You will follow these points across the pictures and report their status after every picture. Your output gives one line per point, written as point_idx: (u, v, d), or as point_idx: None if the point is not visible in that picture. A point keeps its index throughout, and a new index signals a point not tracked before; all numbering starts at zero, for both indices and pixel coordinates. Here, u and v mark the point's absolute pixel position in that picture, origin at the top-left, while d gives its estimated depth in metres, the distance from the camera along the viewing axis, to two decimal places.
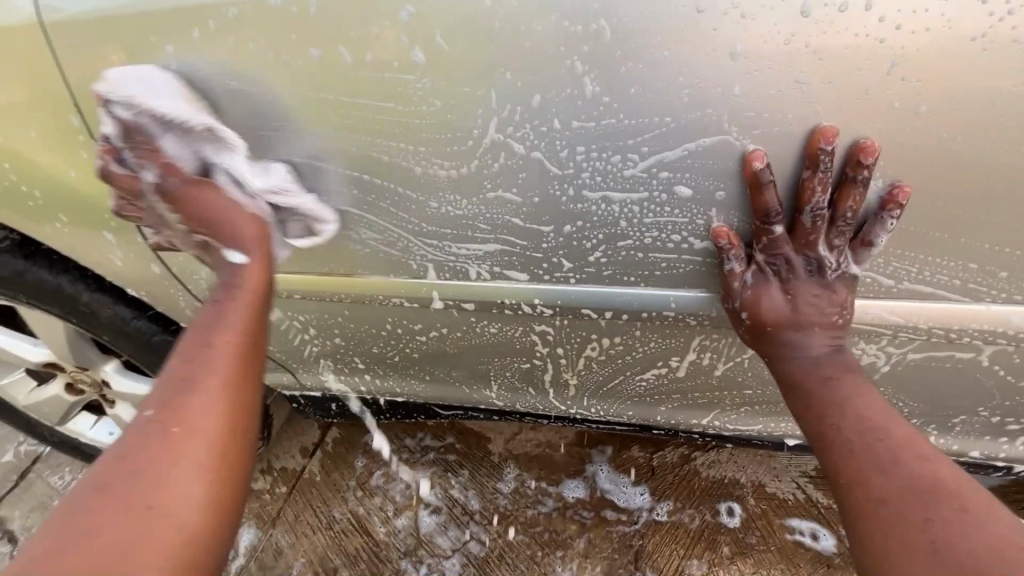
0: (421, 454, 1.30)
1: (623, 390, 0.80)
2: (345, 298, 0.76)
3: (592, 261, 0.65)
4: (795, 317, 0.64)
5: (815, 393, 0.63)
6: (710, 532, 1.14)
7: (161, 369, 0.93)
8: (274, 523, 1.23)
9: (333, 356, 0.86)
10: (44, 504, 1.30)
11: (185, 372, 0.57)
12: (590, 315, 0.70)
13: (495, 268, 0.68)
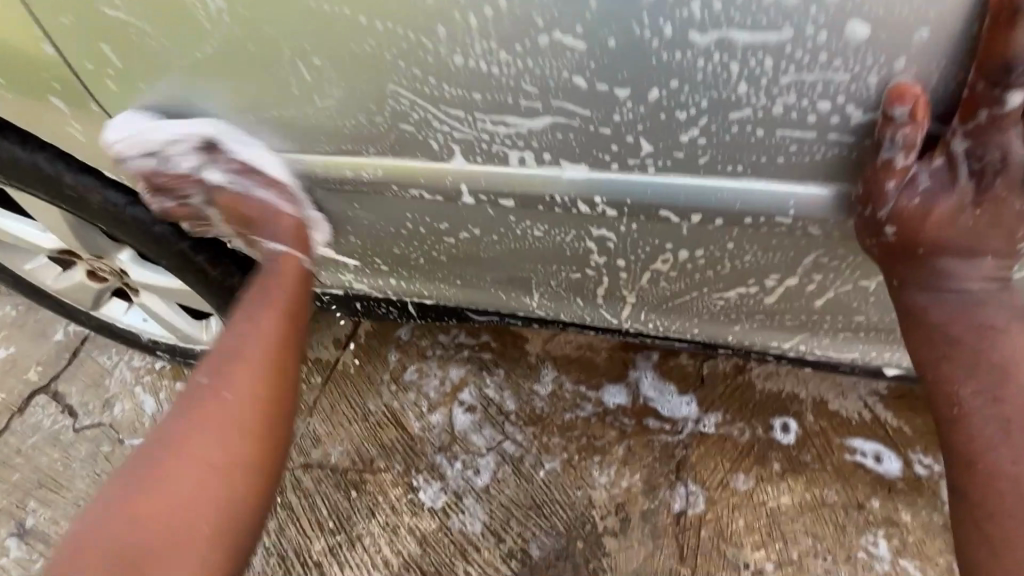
0: (455, 352, 1.24)
1: (694, 307, 0.69)
2: (358, 188, 0.63)
3: (683, 143, 0.50)
4: (963, 243, 0.53)
5: (965, 341, 0.56)
6: (761, 448, 1.06)
7: (170, 262, 0.85)
8: (311, 412, 1.22)
9: (354, 254, 0.76)
10: (97, 382, 1.34)
11: (224, 366, 0.68)
12: (669, 218, 0.56)
13: (544, 152, 0.53)
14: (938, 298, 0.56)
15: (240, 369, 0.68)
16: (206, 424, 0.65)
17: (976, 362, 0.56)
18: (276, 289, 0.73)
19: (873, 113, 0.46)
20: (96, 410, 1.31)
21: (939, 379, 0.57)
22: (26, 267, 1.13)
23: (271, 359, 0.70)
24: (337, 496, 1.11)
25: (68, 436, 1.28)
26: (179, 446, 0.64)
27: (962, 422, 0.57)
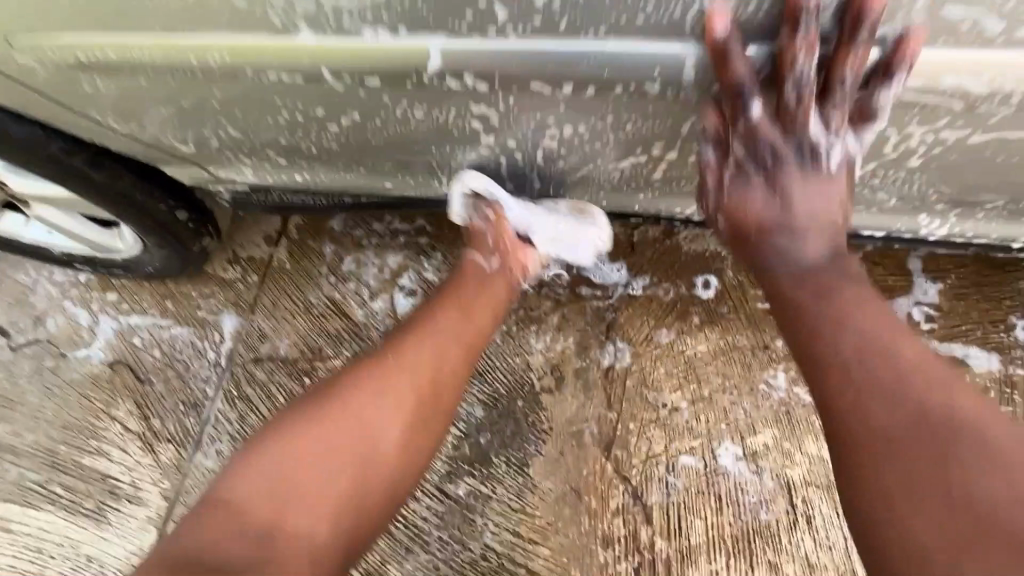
0: (391, 239, 1.25)
1: (595, 178, 0.70)
2: (215, 76, 0.57)
3: (540, 4, 0.47)
4: (780, 216, 0.69)
5: (805, 297, 0.69)
6: (684, 304, 1.14)
7: (46, 168, 0.80)
8: (253, 310, 1.24)
9: (240, 150, 0.71)
10: (21, 301, 1.30)
11: (428, 331, 0.85)
12: (544, 91, 0.55)
13: (395, 22, 0.49)
14: (778, 264, 0.72)
15: (435, 338, 0.84)
16: (399, 364, 0.80)
17: (824, 323, 0.67)
18: (483, 290, 0.90)
19: None
20: (29, 327, 1.28)
21: (797, 337, 0.69)
22: None
23: (470, 345, 0.87)
24: (291, 384, 1.17)
25: (6, 355, 1.26)
26: (358, 377, 0.79)
27: (823, 379, 0.65)
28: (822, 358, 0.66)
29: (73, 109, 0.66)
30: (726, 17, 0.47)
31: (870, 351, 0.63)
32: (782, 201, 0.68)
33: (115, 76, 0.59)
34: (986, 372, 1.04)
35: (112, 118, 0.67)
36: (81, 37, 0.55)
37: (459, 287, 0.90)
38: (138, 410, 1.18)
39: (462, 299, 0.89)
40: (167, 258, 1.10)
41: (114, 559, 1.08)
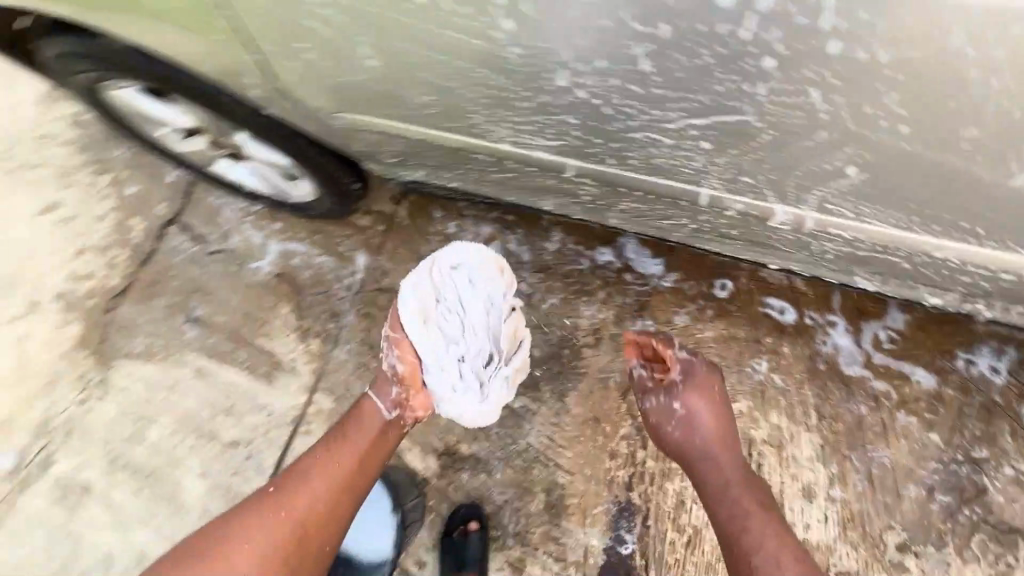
0: (486, 214, 1.64)
1: (650, 226, 1.08)
2: (436, 149, 0.97)
3: (630, 159, 0.88)
4: (710, 437, 1.18)
5: (734, 528, 1.07)
6: (702, 299, 1.50)
7: (290, 152, 1.21)
8: (379, 252, 1.67)
9: (428, 172, 1.09)
10: (213, 219, 1.77)
11: (304, 478, 1.10)
12: (622, 189, 0.96)
13: (553, 148, 0.88)
14: (707, 468, 1.16)
15: (328, 480, 1.10)
16: (277, 505, 1.06)
17: (745, 527, 1.06)
18: (358, 434, 1.17)
19: (738, 155, 0.82)
20: (219, 241, 1.75)
21: (734, 557, 1.05)
22: (158, 134, 1.47)
23: (348, 472, 1.12)
24: None
25: (203, 257, 1.75)
26: (248, 516, 1.05)
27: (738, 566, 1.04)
28: (735, 548, 1.05)
29: (334, 140, 1.04)
30: (735, 173, 0.86)
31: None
32: (709, 425, 1.18)
33: (373, 135, 0.96)
34: (927, 386, 1.36)
35: (357, 148, 1.04)
36: (365, 119, 0.92)
37: (351, 426, 1.18)
38: (296, 311, 1.65)
39: (338, 447, 1.14)
40: (335, 204, 1.52)
41: (276, 405, 1.57)
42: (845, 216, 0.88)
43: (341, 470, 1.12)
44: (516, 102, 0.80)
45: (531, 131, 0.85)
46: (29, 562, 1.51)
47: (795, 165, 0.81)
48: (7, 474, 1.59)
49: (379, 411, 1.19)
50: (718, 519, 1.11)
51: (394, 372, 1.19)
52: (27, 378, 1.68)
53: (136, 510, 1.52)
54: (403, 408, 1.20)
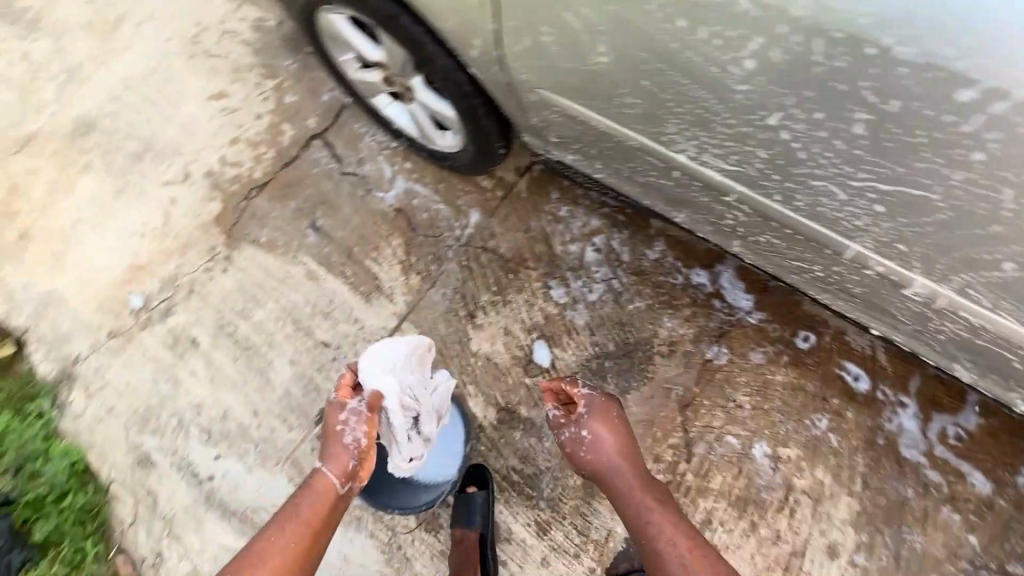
0: (600, 207, 1.73)
1: (773, 260, 1.15)
2: (612, 143, 1.06)
3: (796, 200, 0.95)
4: (616, 456, 1.30)
5: (642, 526, 1.22)
6: (781, 344, 1.55)
7: (463, 108, 1.34)
8: (492, 214, 1.79)
9: (586, 159, 1.19)
10: (353, 143, 1.94)
11: (267, 551, 1.09)
12: (771, 223, 1.03)
13: (727, 173, 0.97)
14: (616, 482, 1.29)
15: (299, 530, 1.13)
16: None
17: (648, 522, 1.21)
18: (315, 503, 1.17)
19: (902, 226, 0.89)
20: (354, 164, 1.92)
21: (645, 548, 1.21)
22: (341, 59, 1.64)
23: (320, 515, 1.16)
24: (499, 272, 1.72)
25: (336, 174, 1.92)
26: None
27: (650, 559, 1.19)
28: (650, 550, 1.19)
29: (517, 109, 1.14)
30: (888, 240, 0.93)
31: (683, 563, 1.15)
32: (615, 449, 1.30)
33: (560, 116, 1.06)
34: (980, 491, 1.37)
35: (534, 121, 1.15)
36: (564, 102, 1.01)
37: (304, 499, 1.18)
38: (404, 246, 1.80)
39: (294, 518, 1.14)
40: (470, 163, 1.62)
41: (368, 321, 1.73)
42: (980, 305, 0.93)
43: (303, 535, 1.13)
44: (717, 127, 0.89)
45: (715, 153, 0.94)
46: (135, 389, 1.75)
47: (953, 247, 0.86)
48: (134, 312, 1.84)
49: (333, 480, 1.20)
50: (628, 517, 1.25)
51: (354, 444, 1.22)
52: (166, 237, 1.92)
53: (229, 375, 1.72)
54: (359, 475, 1.24)
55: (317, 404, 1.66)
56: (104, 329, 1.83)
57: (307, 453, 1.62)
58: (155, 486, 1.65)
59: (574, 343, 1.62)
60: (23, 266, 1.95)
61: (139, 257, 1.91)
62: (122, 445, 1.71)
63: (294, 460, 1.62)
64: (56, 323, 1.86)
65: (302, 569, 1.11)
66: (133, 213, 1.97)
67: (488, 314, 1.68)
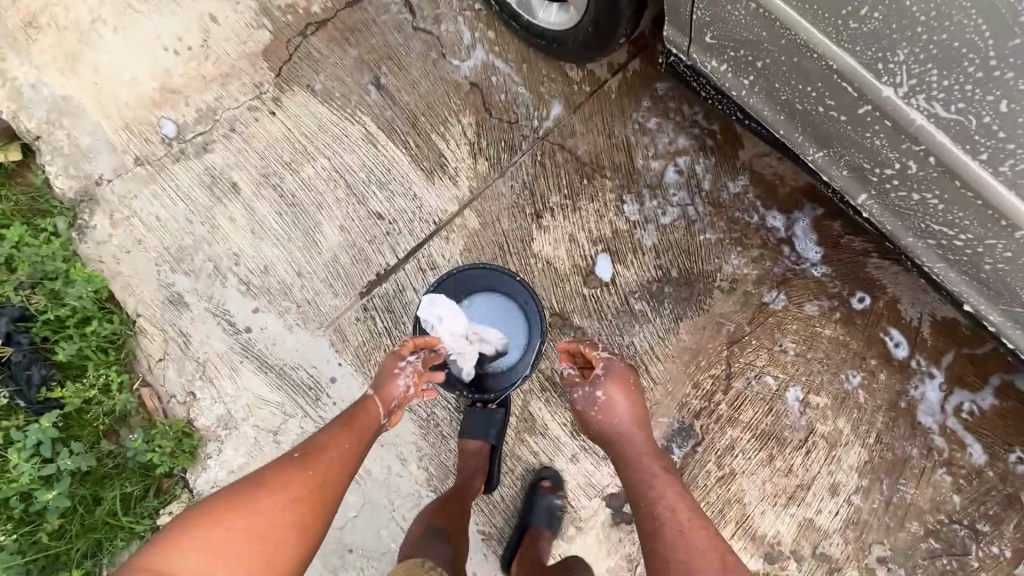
0: (690, 126, 1.63)
1: (913, 221, 1.04)
2: (803, 50, 0.91)
3: (997, 169, 0.82)
4: (626, 419, 1.22)
5: (639, 495, 1.13)
6: (837, 301, 1.57)
7: None
8: (575, 109, 1.65)
9: (746, 63, 1.04)
10: None
11: (315, 460, 1.06)
12: (949, 184, 0.90)
13: (935, 117, 0.83)
14: (622, 447, 1.21)
15: (342, 441, 1.10)
16: (301, 478, 1.03)
17: (649, 488, 1.13)
18: (364, 423, 1.15)
19: None
20: (429, 19, 1.69)
21: (640, 518, 1.12)
22: None
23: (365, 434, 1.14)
24: (573, 175, 1.63)
25: (407, 27, 1.70)
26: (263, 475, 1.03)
27: (646, 528, 1.10)
28: (646, 514, 1.10)
29: None
30: None
31: (678, 534, 1.05)
32: (627, 412, 1.22)
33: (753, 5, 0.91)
34: (974, 461, 1.52)
35: (707, 6, 1.00)
36: None
37: (351, 420, 1.15)
38: (476, 126, 1.66)
39: (343, 433, 1.12)
40: (576, 45, 1.45)
41: (429, 200, 1.63)
42: None
43: (352, 450, 1.11)
44: (961, 62, 0.76)
45: (935, 97, 0.81)
46: (167, 225, 1.64)
47: None
48: (166, 140, 1.67)
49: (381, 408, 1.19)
50: (628, 484, 1.17)
51: (404, 391, 1.21)
52: (205, 62, 1.69)
53: (272, 230, 1.62)
54: (394, 417, 1.23)
55: (366, 275, 1.60)
56: (132, 153, 1.66)
57: (351, 322, 1.59)
58: (189, 328, 1.61)
59: (637, 263, 1.59)
60: (32, 62, 1.69)
61: (172, 79, 1.69)
62: (153, 281, 1.63)
63: (338, 327, 1.59)
64: (75, 136, 1.67)
65: (335, 488, 1.06)
66: (166, 24, 1.71)
67: (556, 217, 1.62)
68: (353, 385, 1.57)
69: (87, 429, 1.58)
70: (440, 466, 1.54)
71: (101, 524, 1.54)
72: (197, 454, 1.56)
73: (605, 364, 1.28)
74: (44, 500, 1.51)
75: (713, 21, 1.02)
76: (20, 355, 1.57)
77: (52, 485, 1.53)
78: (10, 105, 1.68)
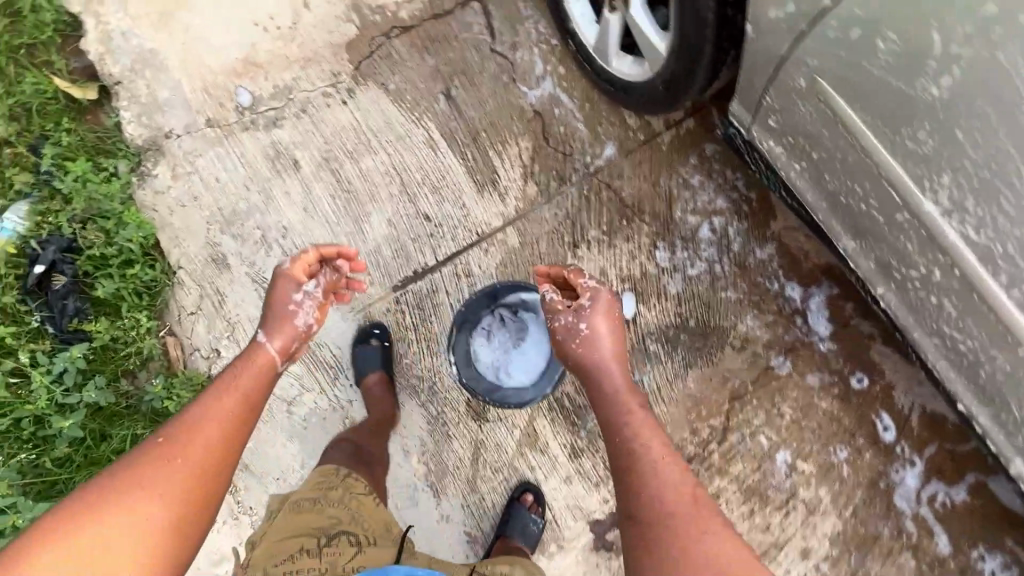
0: (729, 190, 1.73)
1: (927, 320, 1.14)
2: (859, 154, 1.01)
3: (1011, 294, 0.92)
4: (609, 352, 1.29)
5: (618, 421, 1.21)
6: (837, 377, 1.67)
7: (683, 52, 1.28)
8: (627, 154, 1.75)
9: (802, 152, 1.15)
10: (513, 21, 1.81)
11: (188, 436, 1.05)
12: (968, 295, 0.99)
13: (966, 237, 0.93)
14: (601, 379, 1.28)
15: (218, 410, 1.10)
16: (172, 462, 1.01)
17: (628, 416, 1.20)
18: (256, 373, 1.20)
19: None
20: (506, 44, 1.79)
21: (619, 444, 1.18)
22: None
23: (246, 398, 1.14)
24: (614, 214, 1.72)
25: (485, 48, 1.80)
26: (129, 463, 1.01)
27: (622, 454, 1.17)
28: (621, 441, 1.17)
29: (771, 77, 1.08)
30: None
31: (654, 461, 1.13)
32: (609, 346, 1.29)
33: (821, 105, 1.01)
34: (939, 550, 1.61)
35: (777, 97, 1.10)
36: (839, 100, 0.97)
37: (230, 384, 1.15)
38: (532, 151, 1.75)
39: (228, 395, 1.13)
40: (641, 97, 1.56)
41: (475, 211, 1.71)
42: None
43: (238, 413, 1.12)
44: (998, 199, 0.85)
45: (968, 221, 0.91)
46: (224, 187, 1.71)
47: None
48: (240, 109, 1.75)
49: (276, 352, 1.26)
50: (606, 413, 1.24)
51: (306, 326, 1.30)
52: (291, 43, 1.78)
53: (323, 211, 1.70)
54: (293, 355, 1.30)
55: (404, 271, 1.68)
56: (205, 115, 1.74)
57: (382, 312, 1.66)
58: (225, 288, 1.67)
59: (659, 307, 1.68)
60: (127, 12, 1.78)
61: (257, 53, 1.78)
62: (201, 238, 1.70)
63: (367, 314, 1.66)
64: (154, 88, 1.75)
65: (224, 457, 1.07)
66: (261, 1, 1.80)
67: (591, 250, 1.71)
68: None
69: (110, 366, 1.63)
70: (440, 463, 1.61)
71: (105, 461, 1.58)
72: None
73: (593, 293, 1.35)
74: (58, 427, 1.56)
75: (779, 110, 1.12)
76: (60, 284, 1.63)
77: (67, 415, 1.58)
78: (98, 48, 1.76)
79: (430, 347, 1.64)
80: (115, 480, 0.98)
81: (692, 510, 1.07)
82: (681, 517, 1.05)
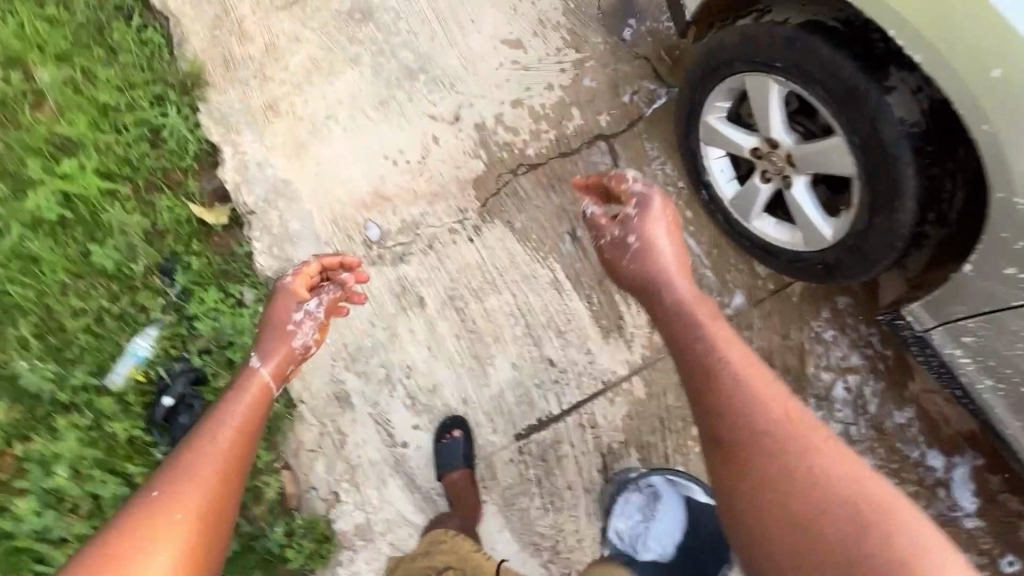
0: (864, 346, 1.68)
1: None
2: None
3: None
4: (671, 265, 1.45)
5: (688, 339, 1.35)
6: (983, 557, 1.57)
7: (859, 258, 1.29)
8: (757, 303, 1.71)
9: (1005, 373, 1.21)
10: (639, 162, 1.82)
11: (181, 485, 1.19)
12: None
13: None
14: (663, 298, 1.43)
15: (209, 453, 1.24)
16: (166, 514, 1.16)
17: (699, 334, 1.35)
18: (250, 400, 1.37)
19: None
20: None
21: (690, 362, 1.33)
22: (710, 96, 1.43)
23: (240, 433, 1.30)
24: None
25: None
26: (136, 515, 1.16)
27: (698, 364, 1.31)
28: (688, 350, 1.34)
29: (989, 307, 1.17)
30: None
31: (740, 375, 1.26)
32: (668, 254, 1.45)
33: None
34: None
35: (990, 324, 1.19)
36: None
37: (216, 426, 1.29)
38: None
39: (215, 435, 1.27)
40: (786, 261, 1.50)
41: (601, 358, 1.68)
42: None
43: (230, 457, 1.26)
44: None
45: None
46: (350, 322, 1.70)
47: None
48: (368, 243, 1.76)
49: (269, 375, 1.43)
50: (675, 331, 1.39)
51: (302, 348, 1.49)
52: (420, 177, 1.81)
53: (447, 350, 1.69)
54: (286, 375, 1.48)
55: (528, 418, 1.65)
56: (333, 247, 1.76)
57: (504, 462, 1.63)
58: (347, 427, 1.65)
59: None
60: (263, 142, 1.84)
61: (385, 186, 1.80)
62: (323, 374, 1.68)
63: (489, 462, 1.64)
64: (285, 218, 1.78)
65: (226, 488, 1.24)
66: (391, 135, 1.84)
67: None
68: (492, 524, 1.61)
69: None
70: None
71: None
72: (330, 557, 1.60)
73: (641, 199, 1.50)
74: None
75: (990, 335, 1.19)
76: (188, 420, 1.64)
77: None
78: (234, 178, 1.82)
79: (554, 503, 1.61)
80: (114, 537, 1.14)
81: (786, 427, 1.19)
82: (766, 429, 1.20)
